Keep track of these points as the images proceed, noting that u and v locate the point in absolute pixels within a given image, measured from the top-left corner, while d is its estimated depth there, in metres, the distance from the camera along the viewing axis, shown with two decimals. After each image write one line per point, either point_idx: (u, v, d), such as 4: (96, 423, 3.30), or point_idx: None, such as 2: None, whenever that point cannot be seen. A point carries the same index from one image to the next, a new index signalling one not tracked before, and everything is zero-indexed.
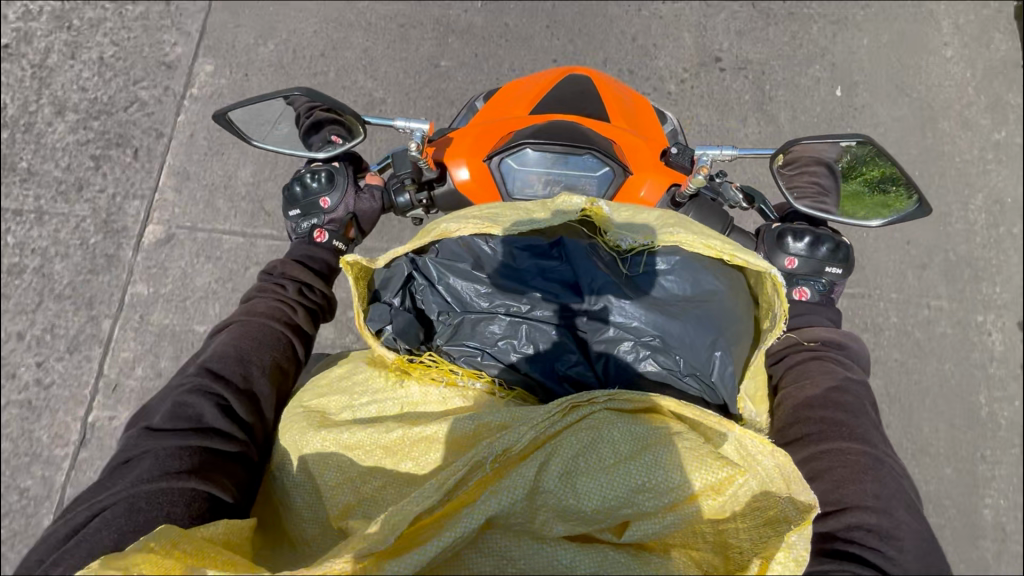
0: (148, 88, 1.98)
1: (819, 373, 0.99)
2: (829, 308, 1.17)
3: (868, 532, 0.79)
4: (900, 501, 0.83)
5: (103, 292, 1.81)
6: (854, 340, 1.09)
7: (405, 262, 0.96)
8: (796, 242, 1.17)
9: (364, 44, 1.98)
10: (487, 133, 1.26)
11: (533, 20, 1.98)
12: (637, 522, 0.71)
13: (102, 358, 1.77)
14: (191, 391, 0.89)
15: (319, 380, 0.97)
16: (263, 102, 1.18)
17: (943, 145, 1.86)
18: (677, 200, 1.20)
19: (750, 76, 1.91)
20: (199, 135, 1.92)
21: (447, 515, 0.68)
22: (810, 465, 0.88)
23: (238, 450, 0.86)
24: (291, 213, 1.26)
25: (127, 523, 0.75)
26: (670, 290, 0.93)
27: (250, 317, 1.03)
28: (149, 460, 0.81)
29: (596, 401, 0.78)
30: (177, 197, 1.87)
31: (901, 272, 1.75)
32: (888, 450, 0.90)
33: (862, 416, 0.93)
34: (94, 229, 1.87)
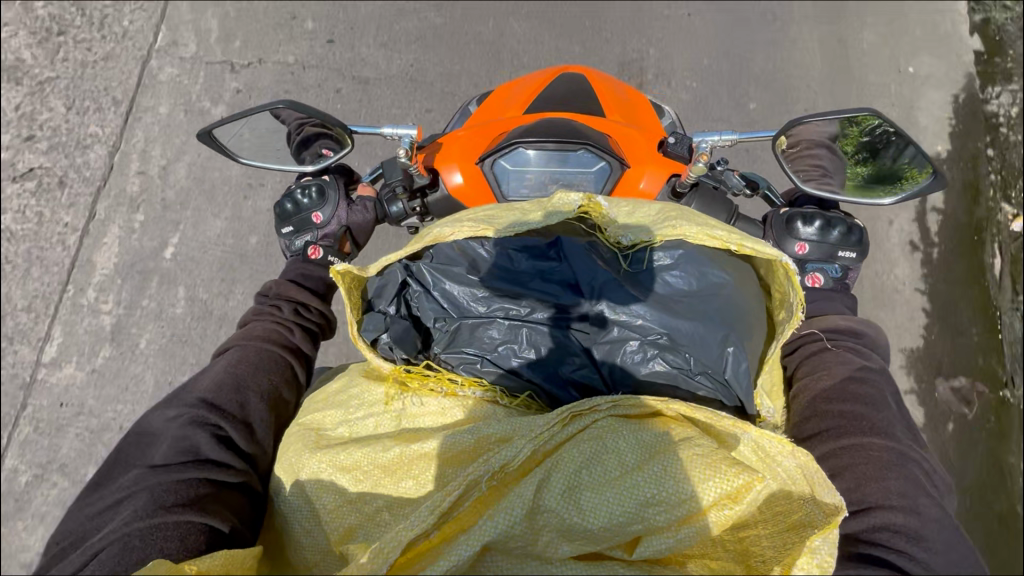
0: (121, 101, 1.89)
1: (836, 365, 0.94)
2: (845, 294, 1.11)
3: (895, 533, 0.73)
4: (928, 497, 0.77)
5: (88, 315, 1.75)
6: (872, 327, 1.03)
7: (399, 269, 0.94)
8: (807, 226, 1.12)
9: (349, 41, 1.91)
10: (480, 135, 1.23)
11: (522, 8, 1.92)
12: (648, 537, 0.67)
13: (89, 379, 1.70)
14: (186, 422, 0.87)
15: (316, 396, 0.94)
16: (247, 117, 1.15)
17: (956, 114, 1.77)
18: (677, 191, 1.16)
19: (747, 56, 1.85)
20: (177, 148, 1.83)
21: (444, 540, 0.64)
22: (829, 463, 0.83)
23: (237, 480, 0.84)
24: (284, 230, 1.24)
25: (121, 562, 0.72)
26: (675, 286, 0.88)
27: (246, 341, 1.01)
28: (144, 496, 0.79)
29: (598, 409, 0.75)
30: (157, 214, 1.79)
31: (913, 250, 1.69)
32: (914, 443, 0.84)
33: (884, 408, 0.88)
34: (77, 246, 1.80)
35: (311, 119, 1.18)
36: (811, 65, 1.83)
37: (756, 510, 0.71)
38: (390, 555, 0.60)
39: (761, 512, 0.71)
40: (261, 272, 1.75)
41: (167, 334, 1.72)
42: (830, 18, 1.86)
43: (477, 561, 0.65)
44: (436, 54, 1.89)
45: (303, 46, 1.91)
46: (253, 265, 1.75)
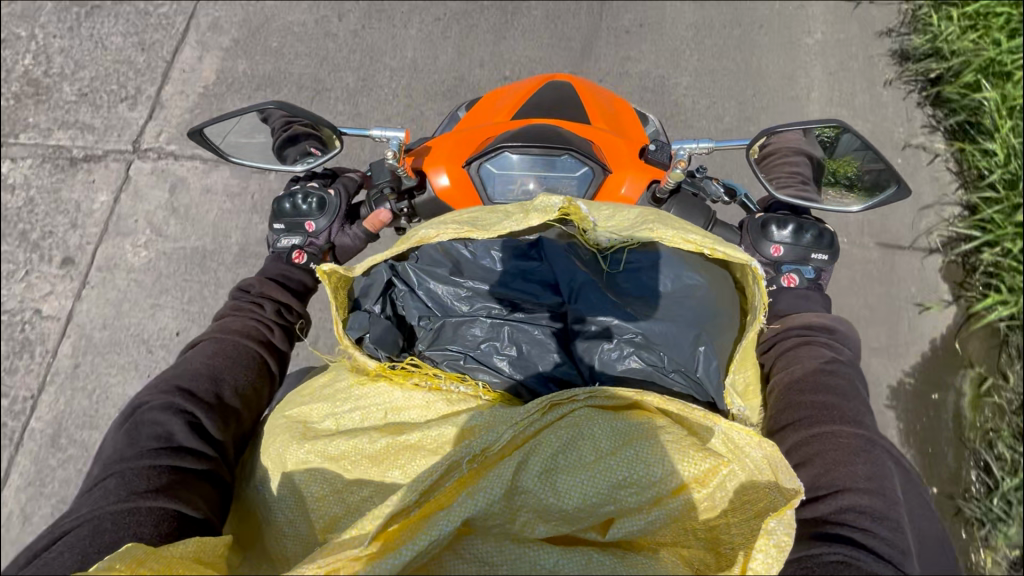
0: (121, 111, 1.97)
1: (809, 359, 0.98)
2: (820, 293, 1.16)
3: (861, 514, 0.77)
4: (892, 482, 0.81)
5: (79, 315, 1.78)
6: (844, 325, 1.08)
7: (385, 269, 0.96)
8: (780, 230, 1.17)
9: (347, 51, 1.99)
10: (467, 140, 1.26)
11: (513, 21, 2.01)
12: (621, 518, 0.71)
13: (82, 381, 1.72)
14: (159, 409, 0.87)
15: (302, 390, 0.96)
16: (233, 118, 1.18)
17: (921, 127, 1.85)
18: (657, 197, 1.20)
19: (723, 72, 1.94)
20: (174, 155, 1.90)
21: (425, 518, 0.66)
22: (799, 452, 0.86)
23: (199, 467, 0.83)
24: (275, 225, 1.25)
25: (91, 545, 0.73)
26: (651, 287, 0.92)
27: (223, 335, 1.02)
28: (115, 480, 0.79)
29: (577, 399, 0.77)
30: (153, 218, 1.85)
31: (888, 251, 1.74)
32: (881, 432, 0.88)
33: (853, 398, 0.92)
34: (77, 249, 1.84)
35: (298, 120, 1.20)
36: (787, 78, 1.93)
37: (722, 496, 0.75)
38: (377, 533, 0.63)
39: (728, 500, 0.75)
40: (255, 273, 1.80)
41: (157, 334, 1.75)
42: (799, 40, 1.97)
43: (456, 541, 0.67)
44: (425, 68, 1.97)
45: (297, 60, 1.99)
46: (244, 267, 1.80)
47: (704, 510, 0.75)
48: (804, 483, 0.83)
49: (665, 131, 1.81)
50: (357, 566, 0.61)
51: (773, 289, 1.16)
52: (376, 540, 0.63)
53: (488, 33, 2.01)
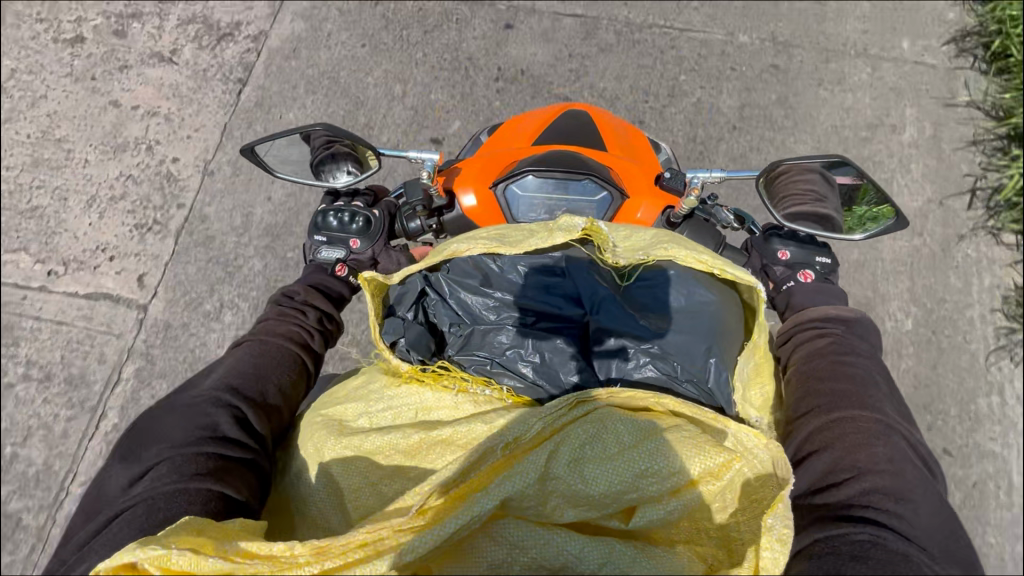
0: (158, 126, 2.09)
1: (828, 352, 1.04)
2: (834, 287, 1.21)
3: (884, 495, 0.82)
4: (911, 463, 0.87)
5: (116, 317, 1.90)
6: (861, 319, 1.13)
7: (418, 278, 1.02)
8: (782, 240, 1.25)
9: (371, 74, 2.10)
10: (494, 163, 1.35)
11: (528, 47, 2.08)
12: (643, 507, 0.77)
13: (128, 392, 1.83)
14: (210, 402, 0.94)
15: (338, 391, 1.03)
16: (282, 137, 1.28)
17: (916, 162, 1.94)
18: (672, 220, 1.28)
19: (731, 95, 1.98)
20: (208, 171, 2.03)
21: (462, 499, 0.74)
22: (820, 436, 0.92)
23: (241, 456, 0.90)
24: (316, 237, 1.32)
25: (147, 521, 0.79)
26: (666, 302, 0.99)
27: (268, 337, 1.10)
28: (166, 465, 0.86)
29: (600, 398, 0.85)
30: (187, 228, 1.97)
31: (883, 285, 1.84)
32: (897, 417, 0.95)
33: (871, 387, 0.98)
34: (119, 267, 1.95)
35: (340, 140, 1.30)
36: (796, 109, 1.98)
37: (734, 495, 0.81)
38: (420, 508, 0.73)
39: (740, 500, 0.81)
40: (282, 284, 1.91)
41: (189, 338, 1.87)
42: (806, 66, 2.01)
43: (491, 522, 0.75)
44: (443, 89, 2.06)
45: (324, 81, 2.11)
46: (273, 278, 1.92)
47: (718, 508, 0.80)
48: (827, 466, 0.88)
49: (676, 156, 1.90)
50: (399, 538, 0.71)
51: (789, 287, 1.22)
52: (421, 515, 0.73)
53: (504, 57, 2.09)
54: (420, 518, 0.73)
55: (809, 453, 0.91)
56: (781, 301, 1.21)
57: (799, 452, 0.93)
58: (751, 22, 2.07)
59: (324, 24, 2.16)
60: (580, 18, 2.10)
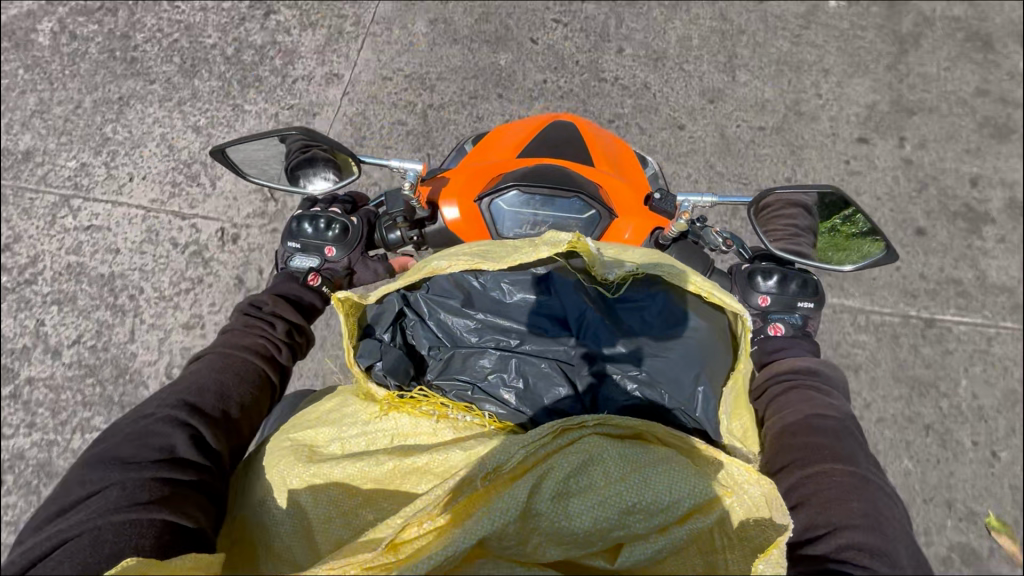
0: (136, 118, 2.03)
1: (801, 403, 1.05)
2: (805, 341, 1.23)
3: (861, 551, 0.80)
4: (888, 519, 0.85)
5: (79, 311, 1.82)
6: (831, 368, 1.15)
7: (397, 298, 0.97)
8: (766, 281, 1.26)
9: (366, 81, 2.05)
10: (479, 175, 1.31)
11: (528, 54, 2.06)
12: (629, 545, 0.75)
13: (87, 397, 1.74)
14: (165, 420, 0.86)
15: (308, 413, 0.97)
16: (256, 140, 1.21)
17: (903, 179, 1.93)
18: (660, 242, 1.26)
19: (719, 109, 1.99)
20: (187, 167, 1.97)
21: (439, 534, 0.70)
22: (797, 493, 0.92)
23: (199, 481, 0.83)
24: (290, 243, 1.26)
25: (92, 555, 0.70)
26: (654, 328, 0.96)
27: (232, 350, 1.02)
28: (116, 491, 0.77)
29: (586, 426, 0.80)
30: (158, 223, 1.90)
31: (876, 303, 1.80)
32: (875, 470, 0.94)
33: (846, 439, 0.98)
34: (86, 264, 1.86)
35: (319, 146, 1.23)
36: (792, 126, 1.98)
37: (726, 535, 0.81)
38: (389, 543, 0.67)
39: (731, 538, 0.80)
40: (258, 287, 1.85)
41: (155, 338, 1.80)
42: (792, 81, 2.03)
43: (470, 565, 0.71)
44: (431, 90, 2.02)
45: (310, 81, 2.06)
46: (249, 280, 1.86)
47: (708, 546, 0.81)
48: (804, 523, 0.87)
49: (666, 173, 1.90)
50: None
51: (761, 337, 1.23)
52: (389, 551, 0.68)
53: (502, 66, 2.05)
54: (392, 554, 0.68)
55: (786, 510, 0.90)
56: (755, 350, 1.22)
57: None
58: (750, 42, 2.08)
59: (323, 29, 2.12)
60: (578, 28, 2.09)
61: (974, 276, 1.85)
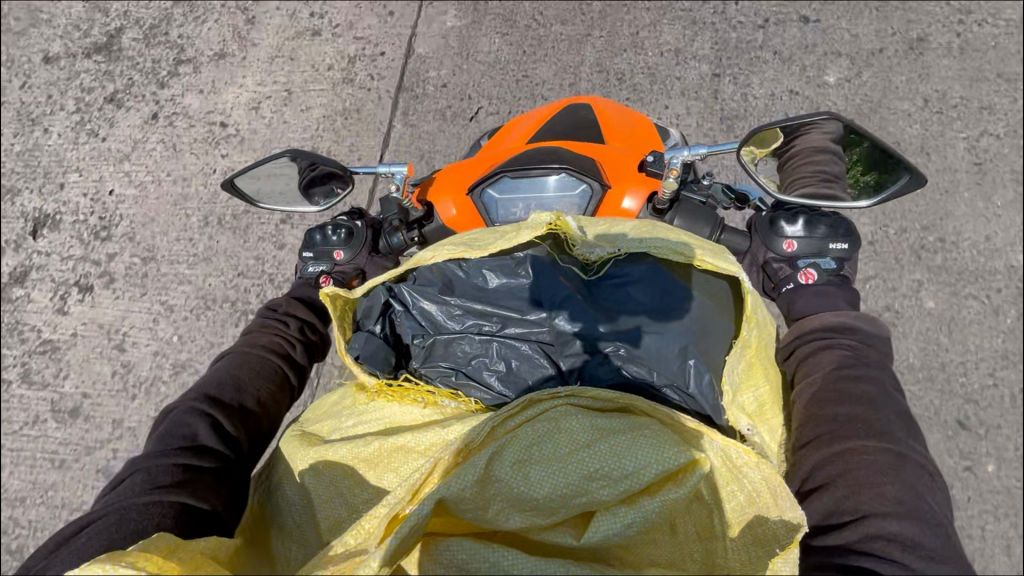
0: (148, 120, 2.12)
1: (833, 366, 0.93)
2: (842, 288, 1.08)
3: (891, 542, 0.70)
4: (928, 504, 0.74)
5: (104, 303, 1.91)
6: (874, 325, 1.00)
7: (382, 290, 0.99)
8: (791, 226, 1.10)
9: (397, 75, 2.02)
10: (474, 168, 1.32)
11: (522, 17, 1.97)
12: (596, 519, 0.69)
13: (106, 387, 1.81)
14: (188, 411, 0.97)
15: (317, 408, 1.04)
16: (258, 170, 1.30)
17: (958, 114, 1.71)
18: (657, 207, 1.16)
19: (733, 54, 1.83)
20: (196, 164, 2.03)
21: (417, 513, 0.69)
22: (821, 472, 0.81)
23: (215, 466, 0.92)
24: (305, 253, 1.36)
25: (117, 531, 0.80)
26: (640, 301, 0.90)
27: (250, 348, 1.12)
28: (141, 476, 0.87)
29: (558, 396, 0.80)
30: (172, 218, 1.96)
31: (964, 269, 1.58)
32: (916, 446, 0.82)
33: (885, 409, 0.86)
34: (108, 257, 1.96)
35: (314, 164, 1.29)
36: (820, 64, 1.79)
37: (727, 518, 0.76)
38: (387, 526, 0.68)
39: (731, 522, 0.76)
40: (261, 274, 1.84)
41: (170, 325, 1.84)
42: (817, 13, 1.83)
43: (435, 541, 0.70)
44: (425, 71, 2.00)
45: (307, 73, 2.08)
46: (253, 268, 1.85)
47: (708, 533, 0.76)
48: (827, 507, 0.77)
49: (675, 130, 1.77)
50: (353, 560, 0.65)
51: (791, 288, 1.10)
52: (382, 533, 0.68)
53: (507, 42, 1.96)
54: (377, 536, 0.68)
55: (808, 493, 0.81)
56: (784, 305, 1.10)
57: (801, 488, 0.83)
58: None
59: (358, 27, 2.10)
60: None
61: None
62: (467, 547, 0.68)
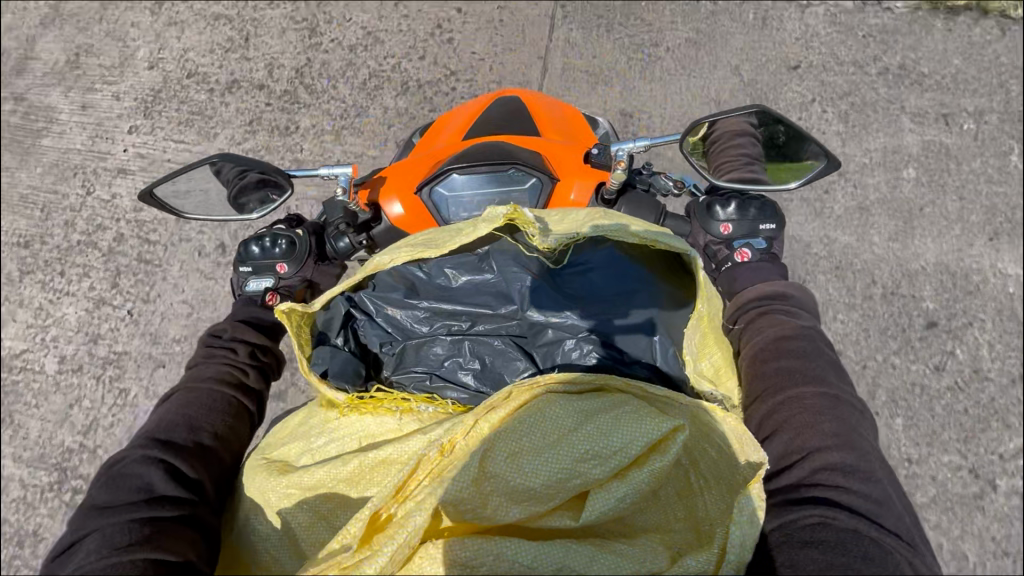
0: (47, 151, 1.96)
1: (770, 328, 1.04)
2: (773, 262, 1.20)
3: (832, 471, 0.81)
4: (860, 434, 0.85)
5: (28, 351, 1.79)
6: (802, 291, 1.12)
7: (342, 300, 0.95)
8: (725, 209, 1.20)
9: (346, 78, 1.94)
10: (418, 166, 1.29)
11: (448, 20, 1.97)
12: (593, 497, 0.72)
13: (42, 438, 1.71)
14: (137, 460, 0.88)
15: (280, 431, 0.97)
16: (188, 173, 1.20)
17: (869, 77, 1.81)
18: (605, 198, 1.22)
19: (657, 39, 1.89)
20: (107, 193, 1.89)
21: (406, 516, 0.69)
22: (771, 420, 0.91)
23: (178, 513, 0.84)
24: (241, 268, 1.27)
25: None
26: (602, 287, 0.94)
27: (197, 383, 1.04)
28: (96, 537, 0.80)
29: (538, 388, 0.82)
30: (90, 253, 1.84)
31: (903, 229, 1.68)
32: (847, 388, 0.93)
33: (817, 359, 0.97)
34: (26, 303, 1.83)
35: (249, 171, 1.21)
36: (738, 42, 1.87)
37: (700, 474, 0.83)
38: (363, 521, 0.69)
39: (705, 477, 0.82)
40: (203, 301, 1.78)
41: (107, 366, 1.75)
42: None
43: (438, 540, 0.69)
44: (352, 77, 1.94)
45: (221, 87, 1.96)
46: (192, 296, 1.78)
47: (685, 489, 0.82)
48: (779, 451, 0.87)
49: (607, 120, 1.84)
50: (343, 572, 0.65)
51: (730, 266, 1.20)
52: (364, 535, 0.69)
53: (435, 44, 1.95)
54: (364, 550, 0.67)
55: (762, 441, 0.90)
56: (724, 282, 1.20)
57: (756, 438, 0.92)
58: None
59: (272, 34, 2.00)
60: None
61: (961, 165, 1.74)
62: (470, 542, 0.68)
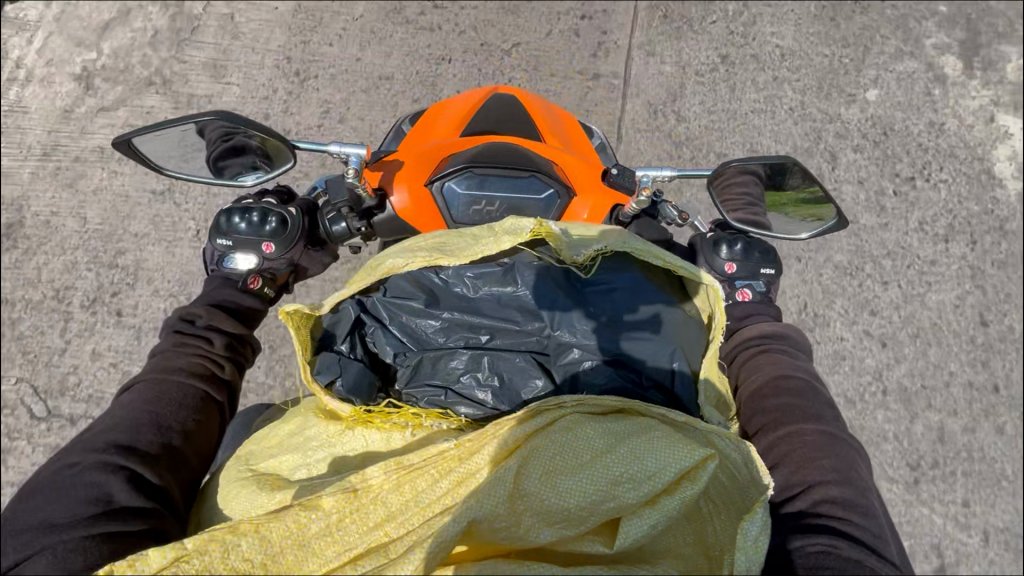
0: (44, 126, 1.92)
1: (769, 365, 1.07)
2: (770, 306, 1.24)
3: (833, 504, 0.84)
4: (857, 471, 0.90)
5: (18, 327, 1.78)
6: (795, 332, 1.18)
7: (352, 303, 0.89)
8: (730, 248, 1.24)
9: (356, 80, 1.96)
10: (427, 156, 1.21)
11: (462, 32, 2.00)
12: (626, 523, 0.71)
13: (33, 415, 1.73)
14: (95, 467, 0.76)
15: (265, 439, 0.89)
16: (165, 129, 1.05)
17: (850, 133, 1.95)
18: (620, 220, 1.24)
19: (660, 78, 2.01)
20: (106, 172, 1.88)
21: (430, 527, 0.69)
22: (773, 453, 0.94)
23: (145, 529, 0.74)
24: (220, 240, 1.14)
25: None
26: (626, 308, 0.91)
27: (165, 376, 0.91)
28: (45, 558, 0.68)
29: (565, 406, 0.81)
30: (85, 233, 1.84)
31: (867, 276, 1.83)
32: (841, 426, 0.98)
33: (814, 398, 1.01)
34: (18, 279, 1.82)
35: (239, 133, 1.08)
36: (734, 89, 1.99)
37: (710, 499, 0.83)
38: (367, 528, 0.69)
39: (715, 502, 0.83)
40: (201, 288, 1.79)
41: (100, 346, 1.77)
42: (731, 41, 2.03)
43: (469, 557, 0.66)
44: (363, 79, 1.95)
45: (230, 76, 1.95)
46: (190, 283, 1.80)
47: (694, 513, 0.82)
48: (781, 483, 0.90)
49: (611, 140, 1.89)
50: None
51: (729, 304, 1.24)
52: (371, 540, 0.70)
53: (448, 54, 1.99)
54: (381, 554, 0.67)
55: None
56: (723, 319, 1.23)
57: None
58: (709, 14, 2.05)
59: (285, 29, 1.99)
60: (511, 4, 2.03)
61: (926, 219, 1.89)
62: (503, 566, 0.65)
